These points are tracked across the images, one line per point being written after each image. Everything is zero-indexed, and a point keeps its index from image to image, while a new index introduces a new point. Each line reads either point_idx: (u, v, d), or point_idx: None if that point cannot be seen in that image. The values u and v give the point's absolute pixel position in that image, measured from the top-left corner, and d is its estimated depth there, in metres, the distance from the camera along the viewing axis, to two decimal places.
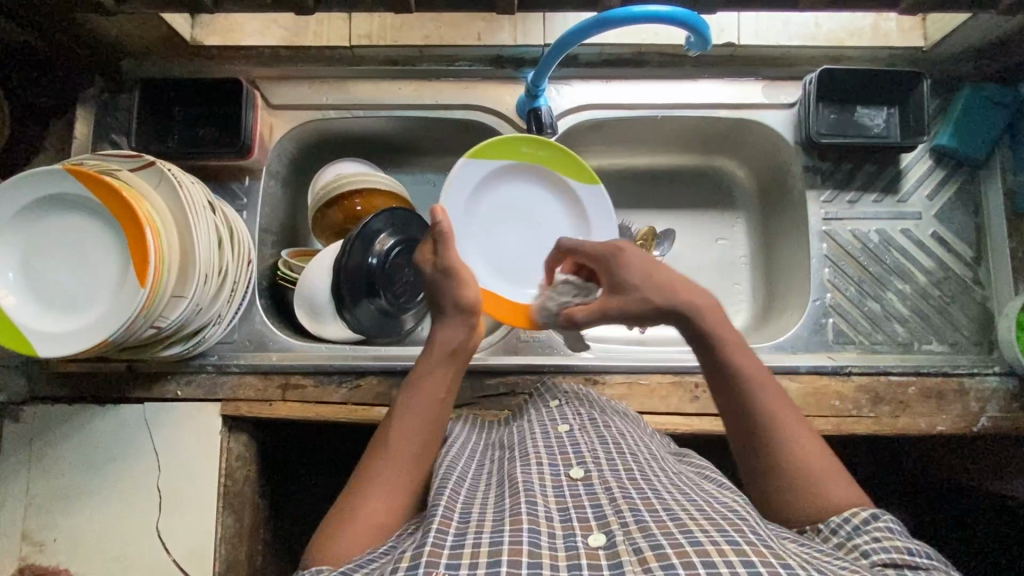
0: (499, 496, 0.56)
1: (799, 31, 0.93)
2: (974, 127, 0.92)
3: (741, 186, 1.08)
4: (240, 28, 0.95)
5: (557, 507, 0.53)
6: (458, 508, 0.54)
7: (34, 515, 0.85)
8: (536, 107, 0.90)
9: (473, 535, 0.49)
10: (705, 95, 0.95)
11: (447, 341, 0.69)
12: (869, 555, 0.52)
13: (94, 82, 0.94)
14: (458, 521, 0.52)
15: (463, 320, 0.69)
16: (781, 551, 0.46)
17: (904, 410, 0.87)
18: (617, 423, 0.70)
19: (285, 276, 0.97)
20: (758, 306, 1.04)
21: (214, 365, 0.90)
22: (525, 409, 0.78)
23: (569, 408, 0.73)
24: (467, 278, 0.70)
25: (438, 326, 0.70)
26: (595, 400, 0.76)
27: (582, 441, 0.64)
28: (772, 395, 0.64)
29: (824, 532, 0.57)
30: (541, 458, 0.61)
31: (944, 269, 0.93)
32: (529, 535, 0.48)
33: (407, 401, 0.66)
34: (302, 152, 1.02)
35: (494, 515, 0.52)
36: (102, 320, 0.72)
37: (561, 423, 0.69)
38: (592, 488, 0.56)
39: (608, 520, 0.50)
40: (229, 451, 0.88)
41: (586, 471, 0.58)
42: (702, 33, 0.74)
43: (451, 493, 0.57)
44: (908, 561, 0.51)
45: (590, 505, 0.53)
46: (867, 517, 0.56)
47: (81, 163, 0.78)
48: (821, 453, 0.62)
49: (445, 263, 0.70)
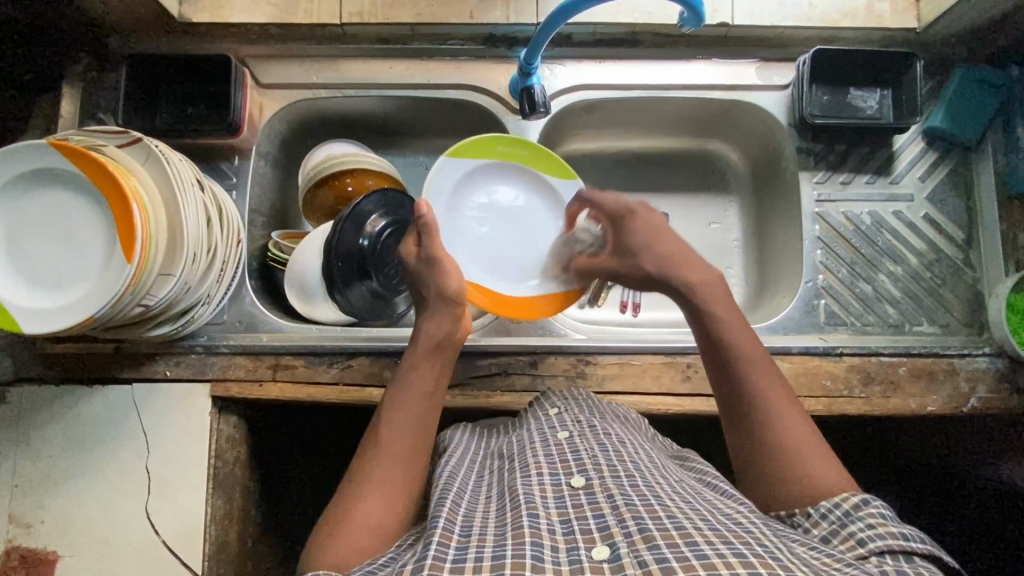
0: (500, 509, 0.56)
1: (794, 12, 0.92)
2: (966, 109, 0.92)
3: (735, 169, 1.08)
4: (229, 4, 0.92)
5: (560, 519, 0.53)
6: (460, 521, 0.54)
7: (20, 497, 0.84)
8: (530, 85, 0.89)
9: (475, 549, 0.49)
10: (699, 77, 0.95)
11: (433, 332, 0.72)
12: (865, 544, 0.51)
13: (81, 61, 0.93)
14: (460, 536, 0.52)
15: (450, 312, 0.74)
16: (789, 562, 0.45)
17: (895, 390, 0.87)
18: (615, 429, 0.70)
19: (276, 257, 0.96)
20: (750, 289, 1.04)
21: (203, 346, 0.89)
22: (523, 417, 0.78)
23: (566, 414, 0.72)
24: (447, 269, 0.75)
25: (423, 320, 0.74)
26: (594, 406, 0.76)
27: (582, 447, 0.64)
28: (759, 360, 0.65)
29: (813, 518, 0.56)
30: (541, 468, 0.61)
31: (935, 251, 0.93)
32: (532, 549, 0.48)
33: (397, 398, 0.68)
34: (292, 132, 1.00)
35: (496, 530, 0.52)
36: (86, 299, 0.71)
37: (561, 429, 0.68)
38: (593, 497, 0.55)
39: (611, 532, 0.50)
40: (219, 432, 0.88)
41: (586, 479, 0.58)
42: (696, 9, 0.73)
43: (452, 506, 0.56)
44: (903, 547, 0.50)
45: (593, 516, 0.53)
46: (857, 502, 0.55)
47: (67, 137, 0.76)
48: (807, 431, 0.62)
49: (429, 252, 0.76)
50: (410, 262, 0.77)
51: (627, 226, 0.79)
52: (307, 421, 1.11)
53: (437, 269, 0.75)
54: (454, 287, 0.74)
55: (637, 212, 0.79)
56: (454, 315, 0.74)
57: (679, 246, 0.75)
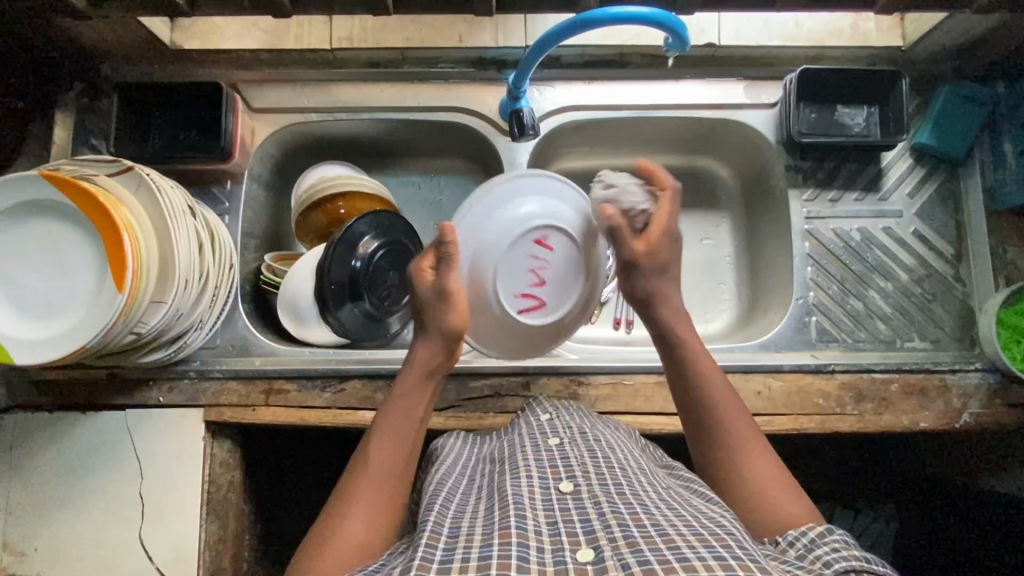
0: (488, 510, 0.56)
1: (780, 31, 0.95)
2: (953, 125, 0.92)
3: (725, 185, 1.08)
4: (219, 30, 0.95)
5: (547, 520, 0.53)
6: (448, 523, 0.54)
7: (14, 525, 0.84)
8: (519, 108, 0.89)
9: (462, 550, 0.49)
10: (685, 95, 0.96)
11: (421, 361, 0.70)
12: (829, 564, 0.51)
13: (75, 87, 0.94)
14: (447, 537, 0.52)
15: (444, 343, 0.70)
16: (768, 567, 0.46)
17: (887, 407, 0.88)
18: (606, 435, 0.70)
19: (268, 280, 0.96)
20: (742, 306, 1.05)
21: (196, 371, 0.90)
22: (514, 423, 0.78)
23: (559, 422, 0.72)
24: (456, 308, 0.69)
25: (417, 343, 0.71)
26: (586, 415, 0.76)
27: (572, 454, 0.64)
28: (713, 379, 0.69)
29: (781, 544, 0.56)
30: (531, 471, 0.61)
31: (925, 267, 0.94)
32: (517, 549, 0.48)
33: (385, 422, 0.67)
34: (285, 155, 1.01)
35: (484, 530, 0.52)
36: (79, 327, 0.71)
37: (552, 436, 0.69)
38: (581, 503, 0.55)
39: (596, 536, 0.49)
40: (213, 457, 0.88)
41: (575, 485, 0.58)
42: (681, 34, 0.74)
43: (441, 509, 0.57)
44: (866, 568, 0.50)
45: (579, 519, 0.52)
46: (821, 530, 0.55)
47: (58, 168, 0.77)
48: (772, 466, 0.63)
49: (442, 284, 0.69)
50: (423, 284, 0.71)
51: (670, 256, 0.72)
52: (303, 444, 1.11)
53: (445, 303, 0.69)
54: (456, 327, 0.69)
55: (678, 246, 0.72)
56: (450, 347, 0.71)
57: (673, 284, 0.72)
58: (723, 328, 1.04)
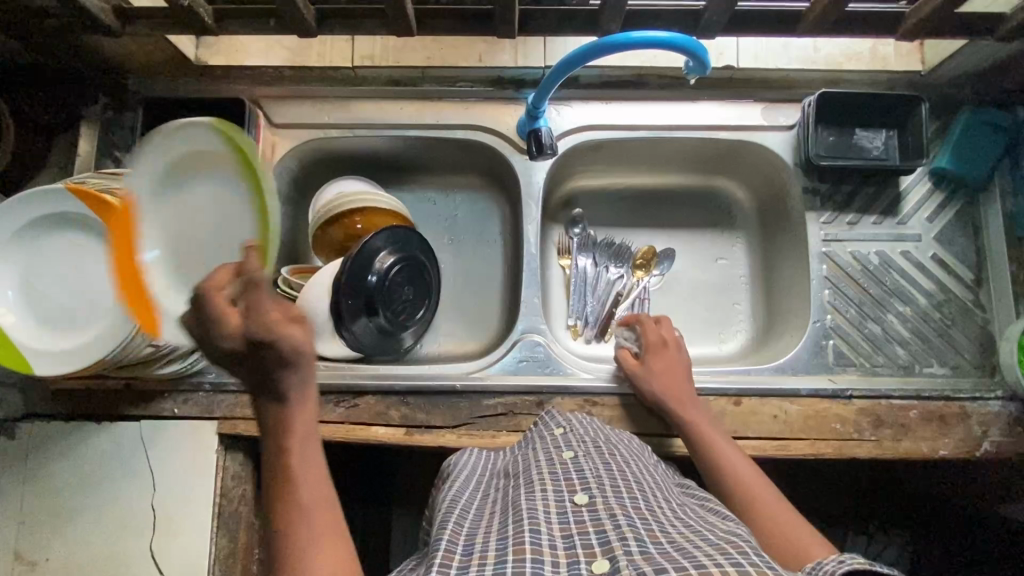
0: (502, 524, 0.55)
1: (799, 55, 0.96)
2: (974, 150, 0.92)
3: (742, 205, 1.08)
4: (243, 49, 0.97)
5: (561, 534, 0.52)
6: (463, 540, 0.53)
7: (27, 535, 0.84)
8: (537, 127, 0.90)
9: (476, 569, 0.48)
10: (705, 116, 0.96)
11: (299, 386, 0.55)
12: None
13: (99, 100, 0.95)
14: (461, 555, 0.51)
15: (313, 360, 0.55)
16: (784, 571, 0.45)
17: (906, 433, 0.86)
18: (620, 449, 0.69)
19: (285, 294, 0.97)
20: (757, 327, 1.04)
21: (211, 384, 0.90)
22: (528, 437, 0.77)
23: (573, 435, 0.71)
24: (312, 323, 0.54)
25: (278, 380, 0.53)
26: (600, 428, 0.75)
27: (587, 467, 0.63)
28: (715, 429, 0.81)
29: None
30: (544, 486, 0.60)
31: (944, 292, 0.93)
32: (531, 566, 0.48)
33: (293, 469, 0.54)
34: (304, 170, 1.02)
35: (497, 546, 0.51)
36: (100, 339, 0.72)
37: (566, 449, 0.68)
38: (596, 515, 0.54)
39: (612, 546, 0.49)
40: (225, 470, 0.88)
41: (590, 497, 0.57)
42: (701, 58, 0.74)
43: (455, 526, 0.56)
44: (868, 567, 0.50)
45: (594, 531, 0.52)
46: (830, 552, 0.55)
47: (82, 181, 0.78)
48: (795, 521, 0.67)
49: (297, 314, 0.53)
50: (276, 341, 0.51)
51: (659, 355, 0.90)
52: None
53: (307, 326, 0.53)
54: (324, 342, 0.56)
55: (669, 348, 0.91)
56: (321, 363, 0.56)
57: (686, 378, 0.87)
58: (738, 350, 1.03)
